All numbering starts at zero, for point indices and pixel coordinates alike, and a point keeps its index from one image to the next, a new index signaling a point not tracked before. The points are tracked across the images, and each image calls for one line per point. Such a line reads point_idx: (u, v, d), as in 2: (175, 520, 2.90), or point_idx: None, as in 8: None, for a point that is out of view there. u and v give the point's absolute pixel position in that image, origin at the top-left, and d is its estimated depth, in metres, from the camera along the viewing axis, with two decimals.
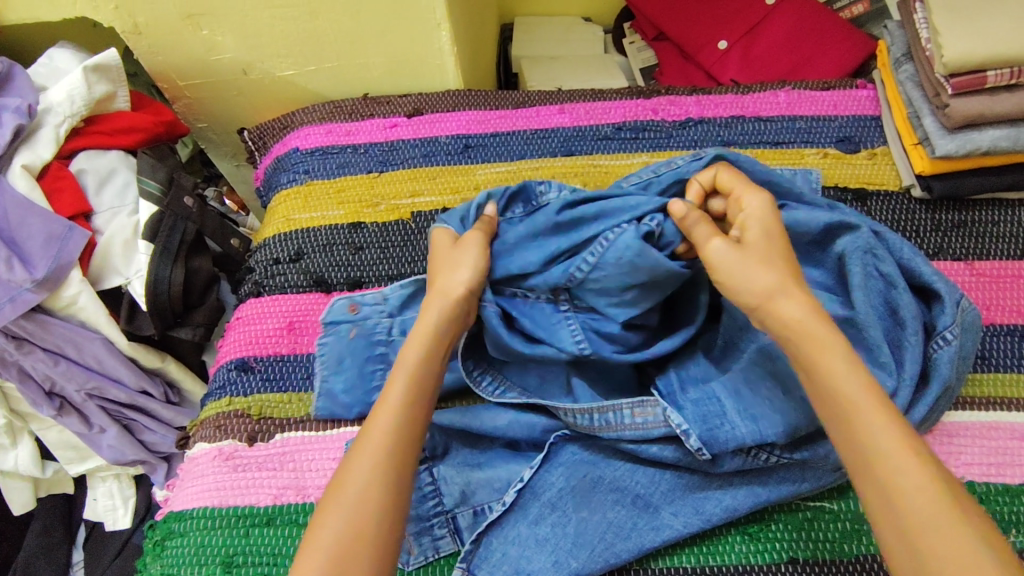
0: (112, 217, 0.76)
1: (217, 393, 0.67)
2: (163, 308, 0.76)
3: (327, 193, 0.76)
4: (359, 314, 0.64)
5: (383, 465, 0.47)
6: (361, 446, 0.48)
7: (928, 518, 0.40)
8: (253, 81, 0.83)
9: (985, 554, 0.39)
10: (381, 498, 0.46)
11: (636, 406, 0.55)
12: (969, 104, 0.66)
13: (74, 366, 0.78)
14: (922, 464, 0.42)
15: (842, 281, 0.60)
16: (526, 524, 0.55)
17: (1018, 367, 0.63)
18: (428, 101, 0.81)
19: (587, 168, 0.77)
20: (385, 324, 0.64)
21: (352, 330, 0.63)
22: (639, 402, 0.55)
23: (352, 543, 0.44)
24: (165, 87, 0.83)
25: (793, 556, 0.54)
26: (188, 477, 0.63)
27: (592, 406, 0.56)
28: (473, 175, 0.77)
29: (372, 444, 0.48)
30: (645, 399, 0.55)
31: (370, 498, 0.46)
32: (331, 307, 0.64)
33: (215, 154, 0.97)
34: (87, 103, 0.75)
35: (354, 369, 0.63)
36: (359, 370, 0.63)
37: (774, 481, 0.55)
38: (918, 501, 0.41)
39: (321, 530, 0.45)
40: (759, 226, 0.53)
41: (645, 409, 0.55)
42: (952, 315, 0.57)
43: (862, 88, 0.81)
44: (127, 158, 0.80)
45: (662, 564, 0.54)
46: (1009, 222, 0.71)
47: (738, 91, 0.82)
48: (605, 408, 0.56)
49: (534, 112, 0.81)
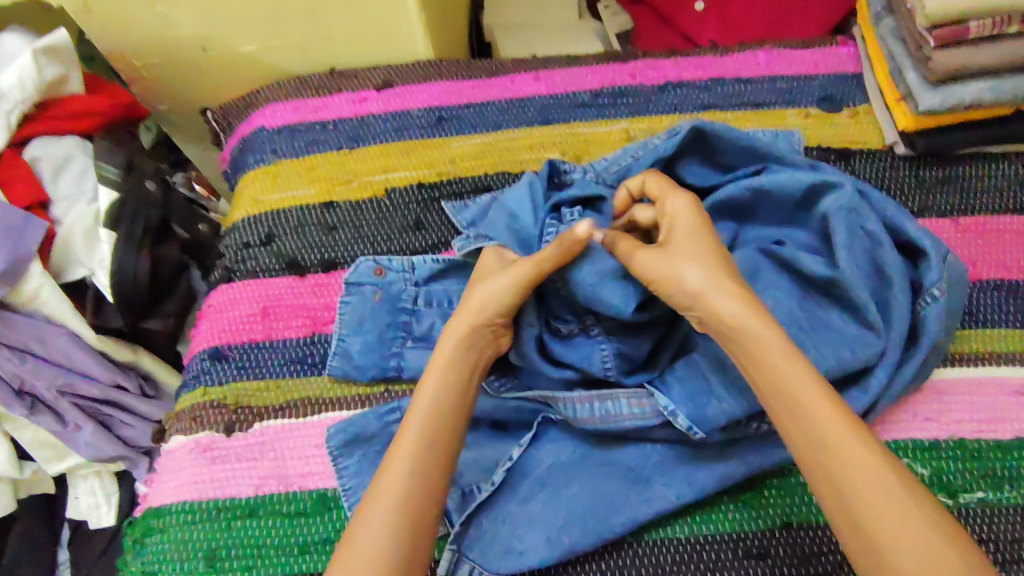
0: (70, 206, 0.72)
1: (191, 384, 0.64)
2: (131, 299, 0.73)
3: (297, 172, 0.73)
4: (385, 279, 0.65)
5: (411, 484, 0.45)
6: (389, 462, 0.47)
7: (882, 513, 0.39)
8: (213, 59, 0.79)
9: (944, 545, 0.38)
10: (408, 517, 0.44)
11: (632, 395, 0.55)
12: (952, 56, 0.64)
13: (42, 362, 0.75)
14: (874, 455, 0.41)
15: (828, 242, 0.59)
16: (517, 502, 0.54)
17: (1005, 322, 0.62)
18: (397, 73, 0.78)
19: (566, 136, 0.74)
20: (410, 292, 0.65)
21: (377, 294, 0.64)
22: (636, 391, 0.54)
23: (376, 567, 0.42)
24: (120, 68, 0.79)
25: (787, 521, 0.54)
26: (166, 471, 0.61)
27: (591, 396, 0.55)
28: (447, 148, 0.74)
29: (399, 461, 0.46)
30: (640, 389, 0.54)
31: (396, 517, 0.44)
32: (357, 266, 0.66)
33: (179, 138, 0.94)
34: (38, 87, 0.72)
35: (374, 332, 0.63)
36: (380, 335, 0.63)
37: (766, 447, 0.54)
38: (873, 493, 0.40)
39: (353, 542, 0.43)
40: (683, 226, 0.53)
41: (641, 399, 0.54)
42: (938, 271, 0.56)
43: (843, 45, 0.79)
44: (83, 143, 0.76)
45: (656, 536, 0.54)
46: (993, 176, 0.70)
47: (717, 52, 0.80)
48: (604, 397, 0.55)
49: (509, 81, 0.78)
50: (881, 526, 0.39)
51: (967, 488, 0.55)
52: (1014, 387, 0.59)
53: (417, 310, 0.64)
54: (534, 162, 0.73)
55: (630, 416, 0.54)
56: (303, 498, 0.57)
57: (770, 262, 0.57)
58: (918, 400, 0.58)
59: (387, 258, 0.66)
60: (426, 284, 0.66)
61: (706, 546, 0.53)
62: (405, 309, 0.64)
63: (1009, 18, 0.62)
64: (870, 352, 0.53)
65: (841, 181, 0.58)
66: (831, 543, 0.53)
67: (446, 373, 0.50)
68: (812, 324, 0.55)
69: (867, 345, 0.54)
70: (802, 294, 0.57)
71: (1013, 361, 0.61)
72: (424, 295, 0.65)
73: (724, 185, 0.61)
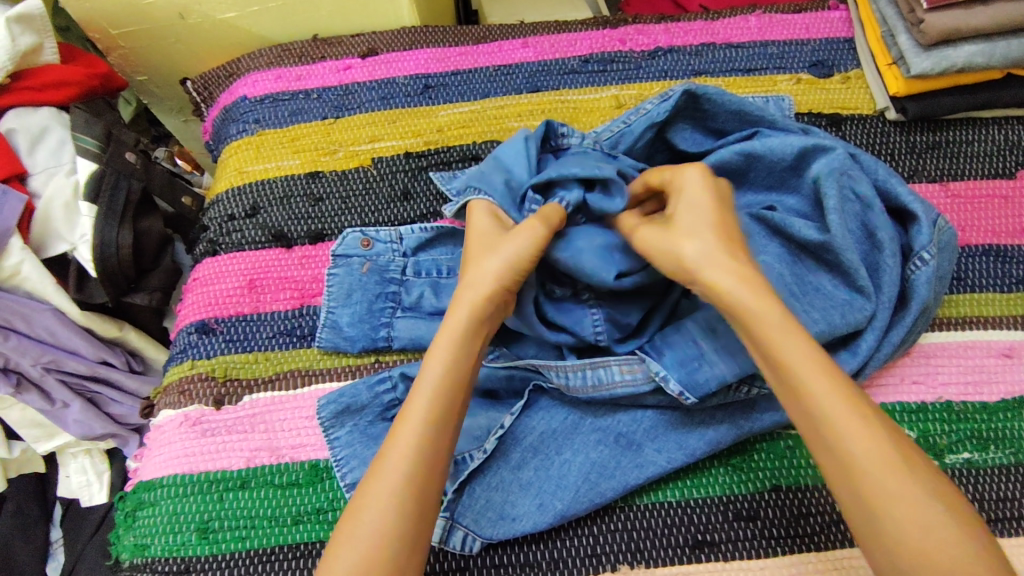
0: (48, 178, 0.70)
1: (179, 357, 0.64)
2: (114, 273, 0.72)
3: (281, 142, 0.72)
4: (372, 250, 0.65)
5: (416, 461, 0.45)
6: (395, 436, 0.46)
7: (886, 490, 0.39)
8: (192, 27, 0.77)
9: (949, 523, 0.38)
10: (410, 495, 0.43)
11: (624, 362, 0.54)
12: (945, 18, 0.63)
13: (26, 339, 0.73)
14: (875, 434, 0.40)
15: (819, 207, 0.59)
16: (509, 469, 0.54)
17: (993, 286, 0.63)
18: (382, 40, 0.77)
19: (554, 104, 0.73)
20: (398, 262, 0.65)
21: (364, 265, 0.64)
22: (629, 358, 0.54)
23: (374, 548, 0.42)
24: (96, 37, 0.77)
25: (776, 484, 0.54)
26: (155, 445, 0.60)
27: (583, 364, 0.54)
28: (435, 117, 0.73)
29: (405, 436, 0.45)
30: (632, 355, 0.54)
31: (400, 495, 0.43)
32: (343, 239, 0.65)
33: (159, 110, 0.91)
34: (12, 56, 0.69)
35: (363, 303, 0.63)
36: (369, 305, 0.63)
37: (756, 412, 0.55)
38: (878, 473, 0.39)
39: (354, 523, 0.43)
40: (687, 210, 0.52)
41: (633, 365, 0.54)
42: (929, 234, 0.56)
43: (835, 9, 0.78)
44: (60, 114, 0.74)
45: (647, 501, 0.54)
46: (983, 141, 0.70)
47: (707, 17, 0.79)
48: (597, 364, 0.54)
49: (496, 48, 0.77)
50: (887, 505, 0.39)
51: (953, 449, 0.56)
52: (1000, 350, 0.60)
53: (406, 281, 0.64)
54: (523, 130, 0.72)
55: (620, 384, 0.54)
56: (295, 469, 0.57)
57: (761, 228, 0.57)
58: (906, 364, 0.59)
59: (374, 229, 0.66)
60: (414, 255, 0.66)
61: (697, 510, 0.54)
62: (394, 279, 0.64)
63: None
64: (860, 316, 0.54)
65: (832, 144, 0.58)
66: (819, 505, 0.53)
67: (456, 347, 0.49)
68: (802, 289, 0.55)
69: (856, 309, 0.54)
70: (792, 258, 0.56)
71: (1000, 324, 0.61)
72: (412, 265, 0.65)
73: (714, 152, 0.60)
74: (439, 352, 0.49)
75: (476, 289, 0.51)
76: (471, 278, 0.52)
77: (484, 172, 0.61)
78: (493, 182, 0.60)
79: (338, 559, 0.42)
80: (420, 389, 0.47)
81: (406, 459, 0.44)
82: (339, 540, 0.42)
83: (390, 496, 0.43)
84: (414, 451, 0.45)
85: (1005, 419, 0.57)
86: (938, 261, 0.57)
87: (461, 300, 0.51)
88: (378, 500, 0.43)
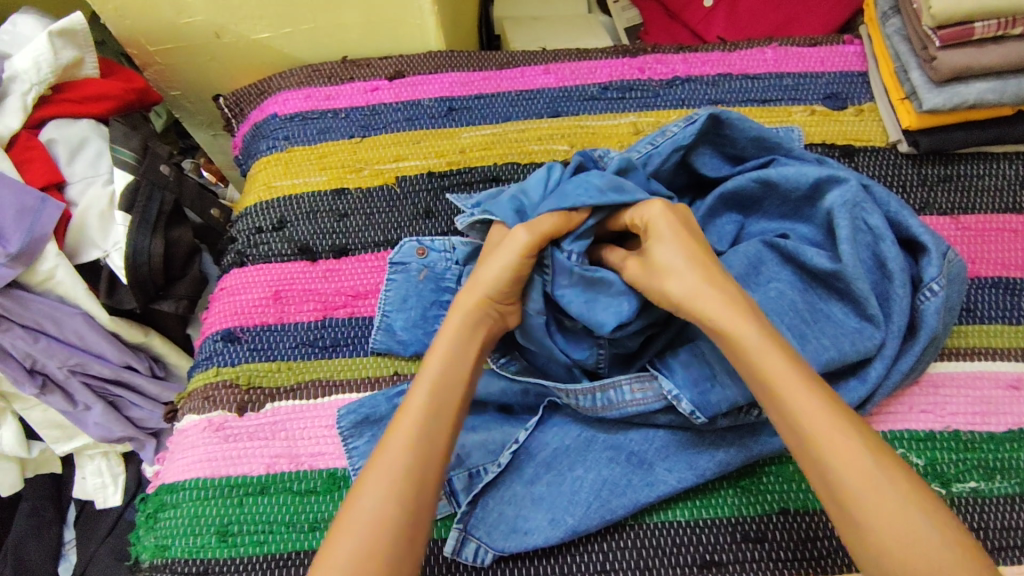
0: (86, 187, 0.73)
1: (204, 364, 0.66)
2: (145, 280, 0.75)
3: (309, 158, 0.74)
4: (427, 258, 0.67)
5: (411, 449, 0.47)
6: (391, 434, 0.48)
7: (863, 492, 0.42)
8: (227, 46, 0.80)
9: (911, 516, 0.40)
10: (409, 485, 0.45)
11: (635, 381, 0.56)
12: (957, 56, 0.65)
13: (55, 342, 0.76)
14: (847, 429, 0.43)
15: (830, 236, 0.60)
16: (522, 483, 0.55)
17: (1001, 318, 0.64)
18: (409, 63, 0.79)
19: (574, 129, 0.76)
20: (454, 271, 0.67)
21: (421, 273, 0.67)
22: (638, 376, 0.56)
23: (370, 531, 0.43)
24: (135, 53, 0.80)
25: (785, 507, 0.55)
26: (178, 448, 0.62)
27: (593, 386, 0.56)
28: (458, 138, 0.75)
29: (400, 432, 0.47)
30: (643, 374, 0.56)
31: (397, 482, 0.45)
32: (400, 247, 0.68)
33: (190, 124, 0.94)
34: (55, 70, 0.72)
35: (417, 309, 0.65)
36: (423, 312, 0.65)
37: (766, 435, 0.56)
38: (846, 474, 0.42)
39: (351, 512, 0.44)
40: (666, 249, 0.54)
41: (644, 384, 0.56)
42: (938, 266, 0.57)
43: (849, 44, 0.81)
44: (99, 126, 0.77)
45: (657, 519, 0.55)
46: (994, 175, 0.71)
47: (725, 47, 0.81)
48: (606, 386, 0.56)
49: (519, 73, 0.79)
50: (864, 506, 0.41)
51: (960, 478, 0.56)
52: (1008, 381, 0.61)
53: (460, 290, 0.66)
54: (543, 153, 0.74)
55: (633, 401, 0.56)
56: (313, 477, 0.58)
57: (774, 255, 0.59)
58: (915, 393, 0.60)
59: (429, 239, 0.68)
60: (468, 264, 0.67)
61: (705, 530, 0.55)
62: (449, 288, 0.67)
63: (1013, 20, 0.63)
64: (869, 344, 0.55)
65: (845, 175, 0.59)
66: (826, 529, 0.54)
67: (449, 353, 0.52)
68: (813, 317, 0.56)
69: (865, 336, 0.55)
70: (802, 285, 0.58)
71: (1008, 356, 0.62)
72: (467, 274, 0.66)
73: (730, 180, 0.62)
74: (432, 360, 0.51)
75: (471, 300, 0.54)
76: (465, 294, 0.55)
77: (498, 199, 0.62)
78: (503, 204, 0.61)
79: (337, 547, 0.43)
80: (415, 390, 0.50)
81: (405, 452, 0.46)
82: (342, 528, 0.44)
83: (388, 482, 0.45)
84: (412, 444, 0.47)
85: (1011, 449, 0.58)
86: (947, 292, 0.58)
87: (452, 314, 0.54)
88: (376, 491, 0.45)
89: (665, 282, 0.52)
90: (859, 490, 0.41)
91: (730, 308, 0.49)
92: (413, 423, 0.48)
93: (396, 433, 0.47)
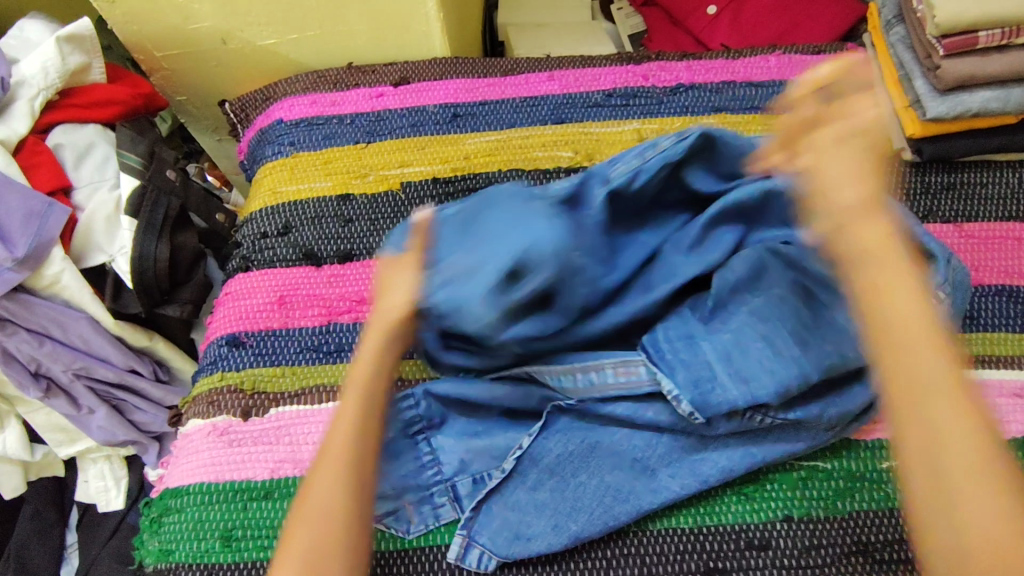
0: (92, 192, 0.74)
1: (208, 369, 0.66)
2: (150, 285, 0.75)
3: (314, 164, 0.75)
4: None
5: (354, 441, 0.49)
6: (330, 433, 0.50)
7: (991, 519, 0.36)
8: (233, 52, 0.81)
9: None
10: (353, 475, 0.48)
11: (620, 364, 0.56)
12: (960, 65, 0.66)
13: (60, 347, 0.76)
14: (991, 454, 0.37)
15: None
16: (525, 489, 0.55)
17: (1005, 326, 0.64)
18: (414, 70, 0.80)
19: (578, 136, 0.76)
20: None
21: None
22: (623, 360, 0.56)
23: (328, 524, 0.46)
24: (142, 59, 0.81)
25: (789, 514, 0.55)
26: (182, 453, 0.62)
27: (577, 366, 0.57)
28: (462, 144, 0.76)
29: (338, 431, 0.49)
30: (629, 358, 0.56)
31: (344, 475, 0.47)
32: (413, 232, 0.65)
33: (196, 129, 0.95)
34: (62, 75, 0.73)
35: None
36: None
37: (769, 441, 0.56)
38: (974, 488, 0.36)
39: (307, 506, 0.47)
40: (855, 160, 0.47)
41: (630, 367, 0.56)
42: (946, 272, 0.57)
43: (853, 52, 0.81)
44: (105, 132, 0.77)
45: (661, 526, 0.55)
46: (998, 183, 0.71)
47: (728, 55, 0.81)
48: (589, 367, 0.57)
49: (523, 80, 0.80)
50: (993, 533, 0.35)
51: None
52: (1012, 389, 0.61)
53: None
54: (547, 160, 0.74)
55: (619, 383, 0.56)
56: None
57: None
58: None
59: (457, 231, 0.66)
60: None
61: (709, 537, 0.55)
62: None
63: (1017, 29, 0.64)
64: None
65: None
66: (830, 537, 0.54)
67: (378, 348, 0.53)
68: (817, 323, 0.56)
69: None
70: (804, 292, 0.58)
71: (1013, 364, 0.62)
72: None
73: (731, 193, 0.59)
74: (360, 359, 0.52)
75: (392, 296, 0.54)
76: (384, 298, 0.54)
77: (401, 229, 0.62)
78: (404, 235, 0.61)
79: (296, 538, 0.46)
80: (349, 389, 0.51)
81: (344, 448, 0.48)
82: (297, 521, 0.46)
83: (335, 475, 0.47)
84: (351, 439, 0.49)
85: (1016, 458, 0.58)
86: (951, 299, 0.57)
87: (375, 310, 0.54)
88: (324, 490, 0.47)
89: (840, 188, 0.45)
90: (970, 466, 0.37)
91: (883, 245, 0.42)
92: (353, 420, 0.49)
93: (336, 429, 0.49)
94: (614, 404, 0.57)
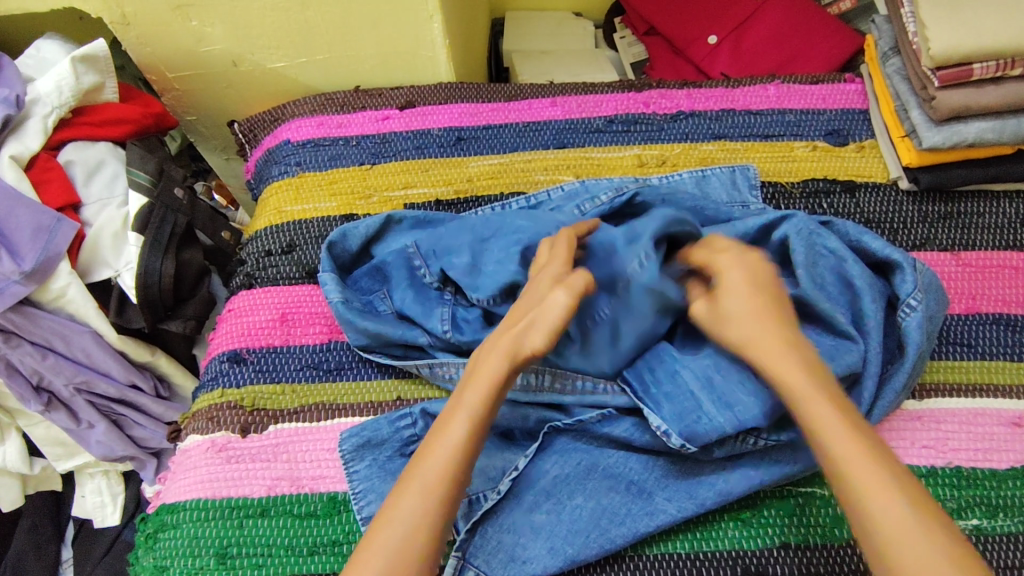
0: (101, 208, 0.75)
1: (209, 385, 0.66)
2: (154, 300, 0.76)
3: (319, 184, 0.76)
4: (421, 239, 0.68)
5: (442, 484, 0.47)
6: (427, 455, 0.49)
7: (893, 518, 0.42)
8: (243, 73, 0.83)
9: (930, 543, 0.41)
10: (441, 508, 0.47)
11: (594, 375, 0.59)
12: (956, 96, 0.67)
13: (62, 360, 0.77)
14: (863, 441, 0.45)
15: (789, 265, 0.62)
16: (521, 511, 0.55)
17: (1002, 355, 0.64)
18: (420, 94, 0.81)
19: (580, 160, 0.77)
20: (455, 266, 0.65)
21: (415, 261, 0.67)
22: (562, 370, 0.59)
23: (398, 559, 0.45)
24: (154, 79, 0.82)
25: (786, 541, 0.55)
26: (180, 469, 0.62)
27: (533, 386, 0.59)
28: (466, 167, 0.77)
29: (444, 445, 0.49)
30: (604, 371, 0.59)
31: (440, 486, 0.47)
32: (372, 217, 0.69)
33: (204, 148, 0.96)
34: (76, 94, 0.74)
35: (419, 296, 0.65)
36: (427, 298, 0.65)
37: (766, 464, 0.56)
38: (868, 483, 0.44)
39: (376, 537, 0.46)
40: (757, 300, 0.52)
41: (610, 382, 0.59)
42: (913, 280, 0.59)
43: (850, 82, 0.82)
44: (116, 149, 0.79)
45: (657, 551, 0.55)
46: (994, 213, 0.72)
47: (728, 84, 0.83)
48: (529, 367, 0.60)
49: (526, 106, 0.81)
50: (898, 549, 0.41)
51: (962, 514, 0.56)
52: (1010, 418, 0.61)
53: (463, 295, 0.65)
54: (549, 183, 0.75)
55: (588, 393, 0.59)
56: (314, 500, 0.59)
57: None
58: (915, 428, 0.60)
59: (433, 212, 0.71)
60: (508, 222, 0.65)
61: (706, 562, 0.54)
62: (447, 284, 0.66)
63: (1010, 62, 0.65)
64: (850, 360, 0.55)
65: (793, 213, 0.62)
66: (828, 564, 0.54)
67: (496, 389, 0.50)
68: None
69: (849, 353, 0.56)
70: None
71: (1010, 393, 0.62)
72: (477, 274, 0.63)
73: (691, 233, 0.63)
74: (477, 379, 0.51)
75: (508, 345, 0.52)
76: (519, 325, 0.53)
77: (353, 235, 0.69)
78: (354, 241, 0.69)
79: (390, 524, 0.46)
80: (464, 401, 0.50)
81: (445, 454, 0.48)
82: (386, 516, 0.46)
83: (415, 519, 0.46)
84: (456, 455, 0.48)
85: (1015, 487, 0.57)
86: (926, 304, 0.59)
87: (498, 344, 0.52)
88: (417, 497, 0.47)
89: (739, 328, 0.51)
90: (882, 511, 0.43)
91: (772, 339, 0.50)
92: (460, 444, 0.48)
93: (438, 438, 0.49)
94: (613, 426, 0.57)
